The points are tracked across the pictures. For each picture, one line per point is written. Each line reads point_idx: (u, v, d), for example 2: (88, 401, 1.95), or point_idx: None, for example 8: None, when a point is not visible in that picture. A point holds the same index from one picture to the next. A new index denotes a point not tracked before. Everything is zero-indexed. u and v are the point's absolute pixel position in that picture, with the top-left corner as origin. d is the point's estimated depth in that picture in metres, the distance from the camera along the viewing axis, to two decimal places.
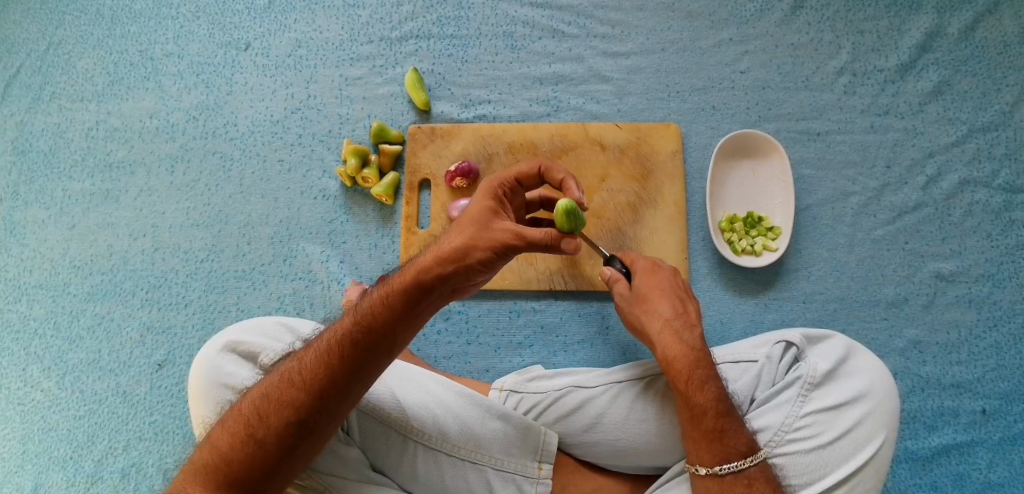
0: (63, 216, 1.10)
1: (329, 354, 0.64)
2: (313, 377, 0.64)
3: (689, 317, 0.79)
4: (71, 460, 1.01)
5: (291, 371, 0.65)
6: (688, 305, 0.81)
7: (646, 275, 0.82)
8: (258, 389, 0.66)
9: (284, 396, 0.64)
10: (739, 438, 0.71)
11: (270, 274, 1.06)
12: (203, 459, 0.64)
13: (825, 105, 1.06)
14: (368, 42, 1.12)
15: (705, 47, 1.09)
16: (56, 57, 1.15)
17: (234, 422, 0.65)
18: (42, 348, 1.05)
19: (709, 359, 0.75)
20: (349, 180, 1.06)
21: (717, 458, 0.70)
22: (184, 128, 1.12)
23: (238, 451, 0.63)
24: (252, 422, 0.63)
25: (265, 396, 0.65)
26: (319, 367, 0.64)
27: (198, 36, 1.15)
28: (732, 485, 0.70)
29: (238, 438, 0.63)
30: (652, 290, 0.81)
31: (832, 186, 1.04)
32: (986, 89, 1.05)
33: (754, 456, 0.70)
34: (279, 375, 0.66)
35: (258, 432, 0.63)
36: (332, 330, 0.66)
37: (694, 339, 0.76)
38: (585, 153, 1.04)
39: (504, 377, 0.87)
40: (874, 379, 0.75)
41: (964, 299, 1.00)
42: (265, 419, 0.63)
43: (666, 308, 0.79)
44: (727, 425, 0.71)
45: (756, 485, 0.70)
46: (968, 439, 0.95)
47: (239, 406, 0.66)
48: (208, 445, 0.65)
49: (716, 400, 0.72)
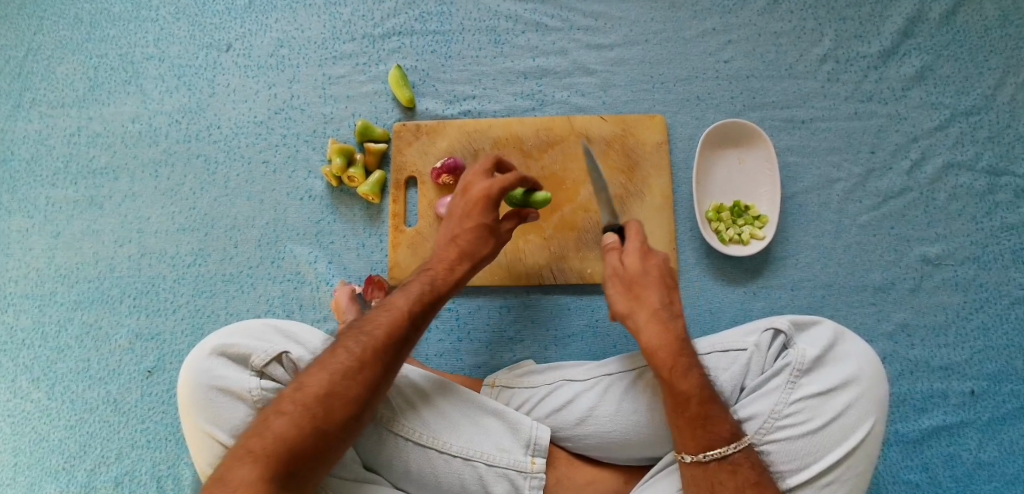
0: (48, 225, 1.09)
1: (386, 349, 0.70)
2: (376, 370, 0.68)
3: (675, 307, 0.80)
4: (64, 471, 1.00)
5: (353, 362, 0.68)
6: (676, 294, 0.82)
7: (640, 257, 0.82)
8: (312, 377, 0.67)
9: (350, 388, 0.66)
10: (723, 425, 0.71)
11: (258, 277, 1.05)
12: (258, 448, 0.62)
13: (808, 92, 1.07)
14: (351, 40, 1.11)
15: (689, 37, 1.09)
16: (35, 64, 1.14)
17: (295, 411, 0.64)
18: (30, 358, 1.04)
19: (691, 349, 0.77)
20: (335, 180, 1.05)
21: (701, 445, 0.71)
22: (167, 132, 1.11)
23: (304, 441, 0.63)
24: (318, 413, 0.64)
25: (329, 387, 0.66)
26: (379, 361, 0.69)
27: (179, 38, 1.14)
28: (716, 472, 0.70)
29: (303, 430, 0.63)
30: (642, 276, 0.81)
31: (817, 173, 1.04)
32: (968, 73, 1.05)
33: (738, 443, 0.71)
34: (338, 365, 0.67)
35: (325, 423, 0.64)
36: (383, 324, 0.71)
37: (681, 328, 0.78)
38: (571, 146, 1.04)
39: (497, 374, 0.90)
40: (862, 365, 0.76)
41: (951, 282, 1.00)
42: (332, 411, 0.65)
43: (656, 295, 0.80)
44: (711, 411, 0.72)
45: (740, 471, 0.70)
46: (958, 420, 0.96)
47: (294, 396, 0.65)
48: (263, 433, 0.63)
49: (701, 387, 0.73)
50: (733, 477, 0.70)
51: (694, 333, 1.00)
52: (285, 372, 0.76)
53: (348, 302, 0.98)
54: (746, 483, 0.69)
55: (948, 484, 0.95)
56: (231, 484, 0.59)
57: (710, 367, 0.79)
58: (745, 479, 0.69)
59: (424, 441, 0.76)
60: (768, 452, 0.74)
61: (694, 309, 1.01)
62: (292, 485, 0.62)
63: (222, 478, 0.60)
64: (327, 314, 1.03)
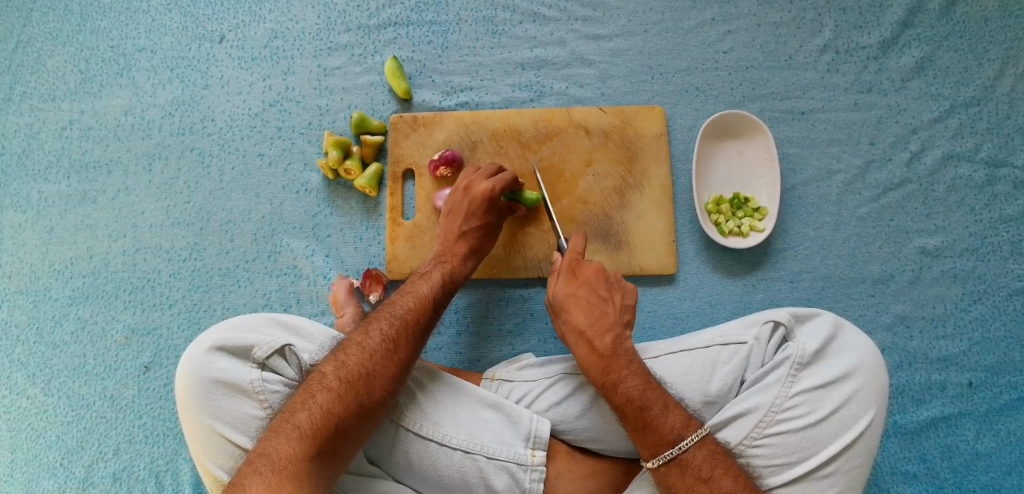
0: (41, 220, 1.07)
1: (413, 333, 0.77)
2: (408, 352, 0.75)
3: (604, 320, 0.82)
4: (61, 467, 1.00)
5: (388, 345, 0.74)
6: (607, 307, 0.84)
7: (567, 280, 0.86)
8: (351, 357, 0.72)
9: (385, 367, 0.72)
10: (662, 431, 0.72)
11: (255, 271, 1.04)
12: (305, 423, 0.66)
13: (808, 83, 1.06)
14: (346, 31, 1.10)
15: (688, 28, 1.08)
16: (25, 56, 1.12)
17: (338, 389, 0.69)
18: (24, 354, 1.03)
19: (621, 358, 0.78)
20: (332, 173, 1.04)
21: (650, 451, 0.72)
22: (161, 125, 1.10)
23: (348, 416, 0.68)
24: (360, 390, 0.70)
25: (369, 367, 0.72)
26: (409, 343, 0.76)
27: (171, 29, 1.12)
28: (667, 474, 0.71)
29: (347, 406, 0.68)
30: (569, 298, 0.85)
31: (817, 164, 1.04)
32: (968, 64, 1.05)
33: (682, 443, 0.71)
34: (375, 347, 0.74)
35: (365, 400, 0.70)
36: (410, 311, 0.79)
37: (609, 342, 0.80)
38: (569, 138, 1.03)
39: (496, 367, 0.89)
40: (862, 356, 0.76)
41: (949, 273, 1.00)
42: (372, 389, 0.70)
43: (580, 317, 0.83)
44: (647, 418, 0.73)
45: (689, 471, 0.70)
46: (956, 411, 0.96)
47: (335, 376, 0.71)
48: (310, 409, 0.68)
49: (631, 399, 0.74)
50: (682, 477, 0.70)
51: (692, 326, 1.00)
52: (287, 365, 0.76)
53: (347, 295, 0.99)
54: (696, 481, 0.70)
55: (945, 474, 0.95)
56: (282, 458, 0.64)
57: (710, 359, 0.79)
58: (696, 477, 0.70)
59: (425, 432, 0.76)
60: (766, 445, 0.73)
61: (692, 302, 1.00)
62: (332, 458, 0.66)
63: (271, 451, 0.64)
64: (324, 308, 1.02)
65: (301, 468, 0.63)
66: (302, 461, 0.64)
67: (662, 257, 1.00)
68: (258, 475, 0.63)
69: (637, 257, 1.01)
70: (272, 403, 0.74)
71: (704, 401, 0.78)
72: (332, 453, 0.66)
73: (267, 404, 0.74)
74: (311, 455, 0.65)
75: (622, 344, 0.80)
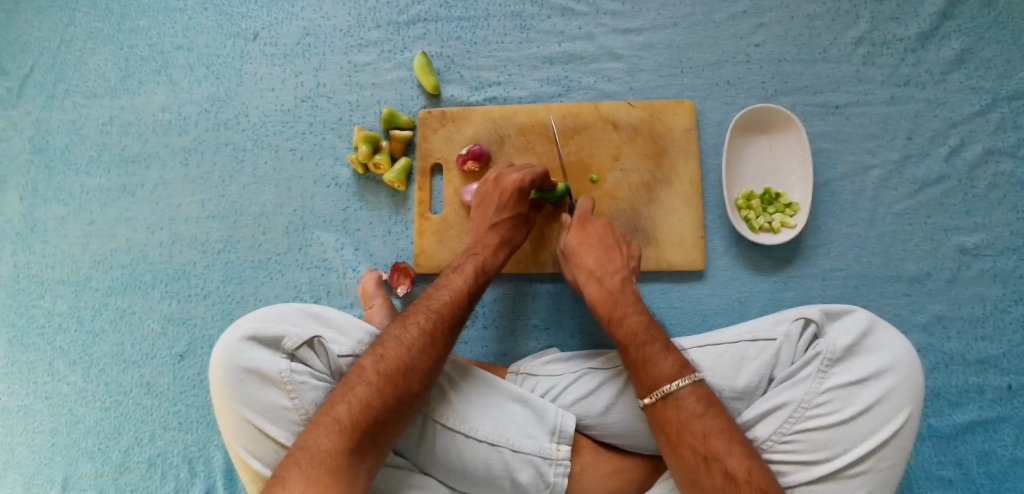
0: (83, 213, 1.11)
1: (449, 327, 0.78)
2: (445, 347, 0.76)
3: (613, 263, 0.87)
4: (100, 451, 1.03)
5: (425, 338, 0.75)
6: (615, 252, 0.88)
7: (578, 232, 0.91)
8: (390, 351, 0.73)
9: (422, 362, 0.74)
10: (662, 367, 0.74)
11: (287, 263, 1.06)
12: (344, 416, 0.67)
13: (842, 76, 1.04)
14: (376, 27, 1.11)
15: (719, 21, 1.07)
16: (68, 55, 1.16)
17: (378, 382, 0.70)
18: (66, 342, 1.07)
19: (628, 298, 0.83)
20: (361, 167, 1.06)
21: (646, 387, 0.74)
22: (196, 121, 1.13)
23: (385, 410, 0.69)
24: (397, 384, 0.71)
25: (406, 361, 0.73)
26: (444, 338, 0.77)
27: (206, 27, 1.15)
28: (663, 409, 0.72)
29: (387, 399, 0.70)
30: (580, 245, 0.89)
31: (851, 159, 1.02)
32: (1011, 56, 1.01)
33: (679, 381, 0.72)
34: (413, 341, 0.75)
35: (402, 394, 0.71)
36: (447, 305, 0.80)
37: (618, 280, 0.85)
38: (597, 132, 1.03)
39: (524, 361, 0.90)
40: (898, 353, 0.74)
41: (990, 273, 0.97)
42: (409, 383, 0.72)
43: (590, 260, 0.88)
44: (648, 352, 0.75)
45: (683, 407, 0.71)
46: (994, 416, 0.93)
47: (376, 368, 0.72)
48: (349, 402, 0.69)
49: (635, 332, 0.78)
50: (677, 413, 0.71)
51: (721, 323, 0.99)
52: (315, 356, 0.77)
53: (376, 288, 1.00)
54: (690, 416, 0.70)
55: (983, 480, 0.92)
56: (322, 450, 0.65)
57: (739, 355, 0.78)
58: (689, 413, 0.70)
59: (453, 425, 0.77)
60: (793, 442, 0.72)
61: (722, 298, 0.99)
62: (371, 451, 0.68)
63: (311, 444, 0.66)
64: (353, 300, 1.04)
65: (339, 460, 0.65)
66: (342, 455, 0.65)
67: (691, 253, 1.00)
68: (298, 467, 0.64)
69: (665, 252, 1.00)
70: (301, 395, 0.75)
71: (732, 398, 0.77)
72: (370, 446, 0.68)
73: (296, 395, 0.75)
74: (349, 448, 0.66)
75: (629, 286, 0.85)
